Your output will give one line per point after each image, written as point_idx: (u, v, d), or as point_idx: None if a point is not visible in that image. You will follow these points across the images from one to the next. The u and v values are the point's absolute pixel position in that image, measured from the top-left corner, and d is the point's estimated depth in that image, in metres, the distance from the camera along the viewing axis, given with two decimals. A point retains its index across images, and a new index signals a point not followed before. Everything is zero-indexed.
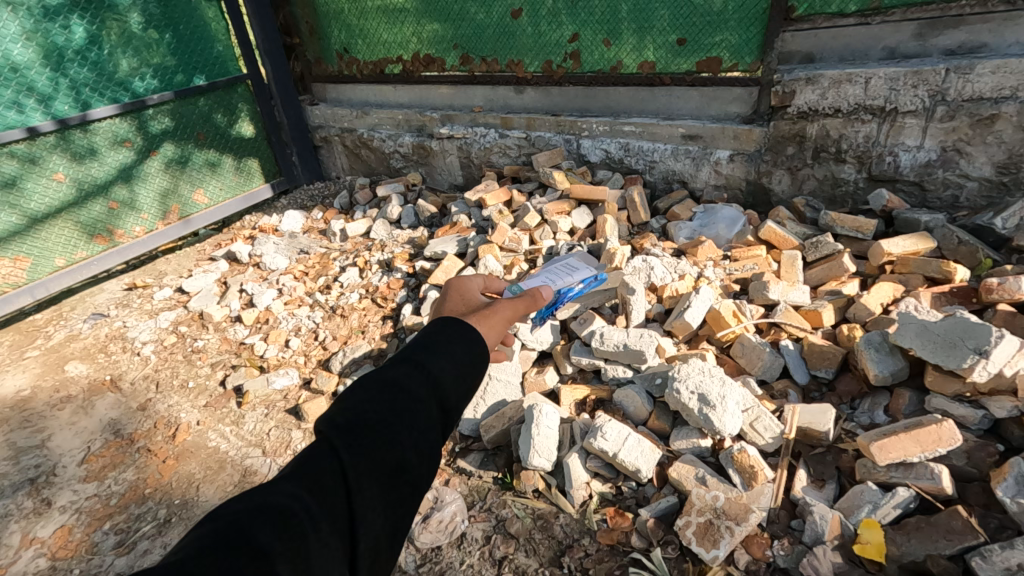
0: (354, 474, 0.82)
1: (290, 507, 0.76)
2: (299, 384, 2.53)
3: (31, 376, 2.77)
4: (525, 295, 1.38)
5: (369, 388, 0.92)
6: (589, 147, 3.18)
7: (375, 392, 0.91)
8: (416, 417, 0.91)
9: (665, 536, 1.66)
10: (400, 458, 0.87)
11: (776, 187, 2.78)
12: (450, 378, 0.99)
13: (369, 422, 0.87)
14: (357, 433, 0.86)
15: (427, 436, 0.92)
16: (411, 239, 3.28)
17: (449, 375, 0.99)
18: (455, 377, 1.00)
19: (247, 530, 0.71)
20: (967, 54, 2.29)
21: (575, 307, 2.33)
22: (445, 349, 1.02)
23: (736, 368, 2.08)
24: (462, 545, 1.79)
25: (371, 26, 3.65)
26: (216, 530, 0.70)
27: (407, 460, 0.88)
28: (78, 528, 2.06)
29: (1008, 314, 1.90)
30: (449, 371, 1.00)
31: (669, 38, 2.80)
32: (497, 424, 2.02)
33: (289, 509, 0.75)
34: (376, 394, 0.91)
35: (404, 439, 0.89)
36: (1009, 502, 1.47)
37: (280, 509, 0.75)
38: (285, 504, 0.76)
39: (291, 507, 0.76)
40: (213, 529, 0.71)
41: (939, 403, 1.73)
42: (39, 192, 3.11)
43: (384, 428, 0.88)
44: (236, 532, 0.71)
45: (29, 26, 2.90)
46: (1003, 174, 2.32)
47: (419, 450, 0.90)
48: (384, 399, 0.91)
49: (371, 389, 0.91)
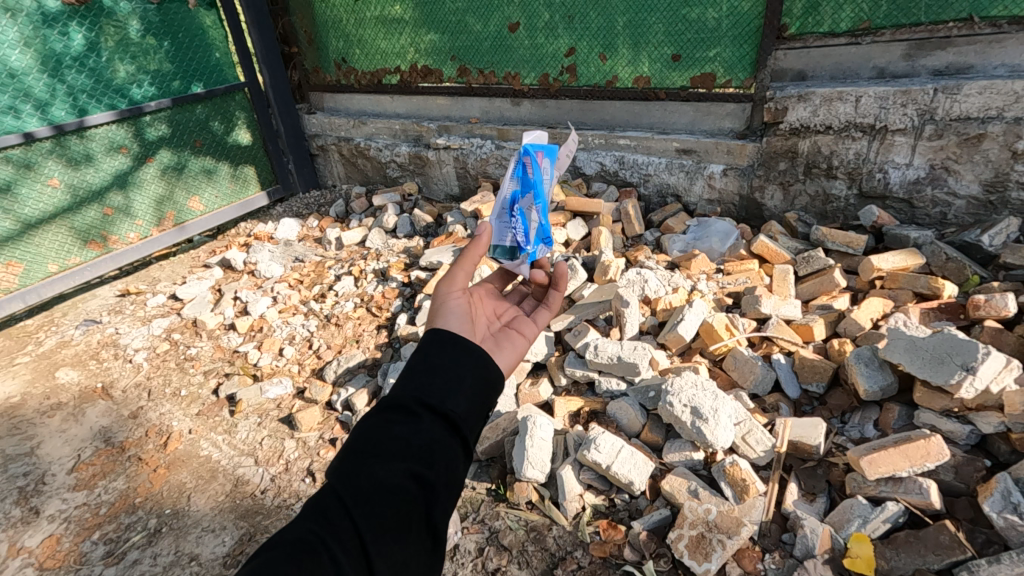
0: (356, 497, 0.84)
1: (301, 541, 0.79)
2: (293, 393, 2.53)
3: (21, 383, 2.74)
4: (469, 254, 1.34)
5: (375, 419, 0.94)
6: (585, 160, 3.21)
7: (370, 421, 0.94)
8: (413, 430, 0.93)
9: (657, 549, 1.68)
10: (406, 470, 0.88)
11: (768, 203, 2.82)
12: (438, 382, 1.00)
13: (365, 446, 0.90)
14: (357, 460, 0.88)
15: (430, 443, 0.92)
16: (407, 248, 3.29)
17: (434, 380, 1.00)
18: (444, 383, 1.00)
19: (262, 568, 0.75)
20: (955, 75, 2.34)
21: (570, 318, 2.37)
22: (429, 359, 1.04)
23: (729, 381, 2.09)
24: (455, 556, 1.79)
25: (369, 36, 3.68)
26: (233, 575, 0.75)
27: (414, 470, 0.89)
28: (67, 538, 2.04)
29: (994, 331, 1.94)
30: (435, 378, 1.01)
31: (664, 53, 2.84)
32: (491, 436, 2.03)
33: (300, 543, 0.79)
34: (371, 420, 0.94)
35: (405, 452, 0.90)
36: (995, 517, 1.49)
37: (293, 545, 0.79)
38: (300, 540, 0.80)
39: (304, 541, 0.80)
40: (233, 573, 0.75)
41: (928, 418, 1.76)
42: (33, 197, 3.10)
43: (383, 449, 0.90)
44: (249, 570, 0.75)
45: (28, 32, 2.91)
46: (991, 192, 2.36)
47: (423, 459, 0.91)
48: (378, 422, 0.94)
49: (367, 418, 0.95)
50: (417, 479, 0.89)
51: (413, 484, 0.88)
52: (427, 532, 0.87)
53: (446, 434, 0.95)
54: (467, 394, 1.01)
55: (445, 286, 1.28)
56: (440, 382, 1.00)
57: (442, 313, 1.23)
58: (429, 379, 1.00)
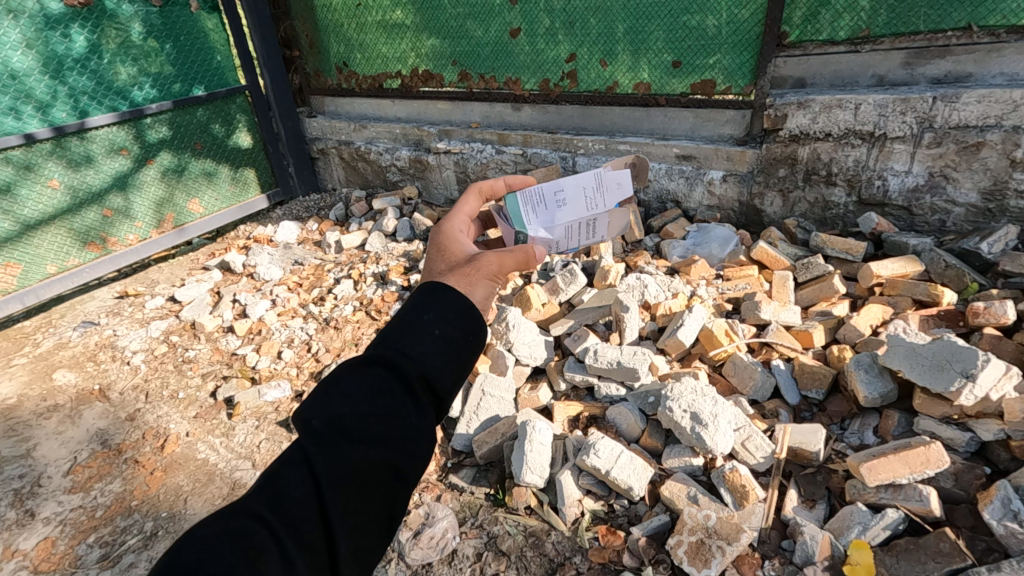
0: (327, 482, 0.83)
1: (251, 529, 0.78)
2: (291, 397, 2.51)
3: (18, 384, 2.73)
4: (517, 252, 1.35)
5: (357, 388, 0.90)
6: (585, 165, 3.19)
7: (350, 389, 0.90)
8: (399, 413, 0.91)
9: (656, 555, 1.68)
10: (383, 460, 0.88)
11: (767, 209, 2.83)
12: (437, 360, 0.97)
13: (341, 424, 0.87)
14: (335, 435, 0.87)
15: (415, 432, 0.91)
16: (406, 252, 3.29)
17: (429, 353, 0.97)
18: (440, 361, 0.98)
19: (206, 557, 0.74)
20: (954, 83, 2.35)
21: (570, 323, 2.40)
22: (434, 325, 1.01)
23: (728, 387, 2.09)
24: (453, 562, 1.78)
25: (371, 40, 3.70)
26: (174, 558, 0.73)
27: (392, 461, 0.88)
28: (62, 541, 2.03)
29: (994, 338, 1.94)
30: (429, 349, 0.97)
31: (665, 59, 2.86)
32: (490, 440, 2.01)
33: (253, 532, 0.78)
34: (357, 386, 0.91)
35: (387, 439, 0.89)
36: (996, 525, 1.48)
37: (242, 532, 0.78)
38: (249, 526, 0.79)
39: (255, 528, 0.79)
40: (177, 555, 0.74)
41: (927, 424, 1.76)
42: (32, 198, 3.09)
43: (361, 430, 0.88)
44: (195, 557, 0.74)
45: (30, 33, 2.92)
46: (989, 201, 2.37)
47: (403, 450, 0.90)
48: (365, 393, 0.90)
49: (347, 384, 0.91)
50: (391, 468, 0.88)
51: (387, 474, 0.88)
52: (387, 520, 0.89)
53: (428, 419, 0.95)
54: (457, 375, 1.00)
55: (495, 267, 1.26)
56: (437, 359, 0.97)
57: (478, 281, 1.22)
58: (427, 354, 0.97)
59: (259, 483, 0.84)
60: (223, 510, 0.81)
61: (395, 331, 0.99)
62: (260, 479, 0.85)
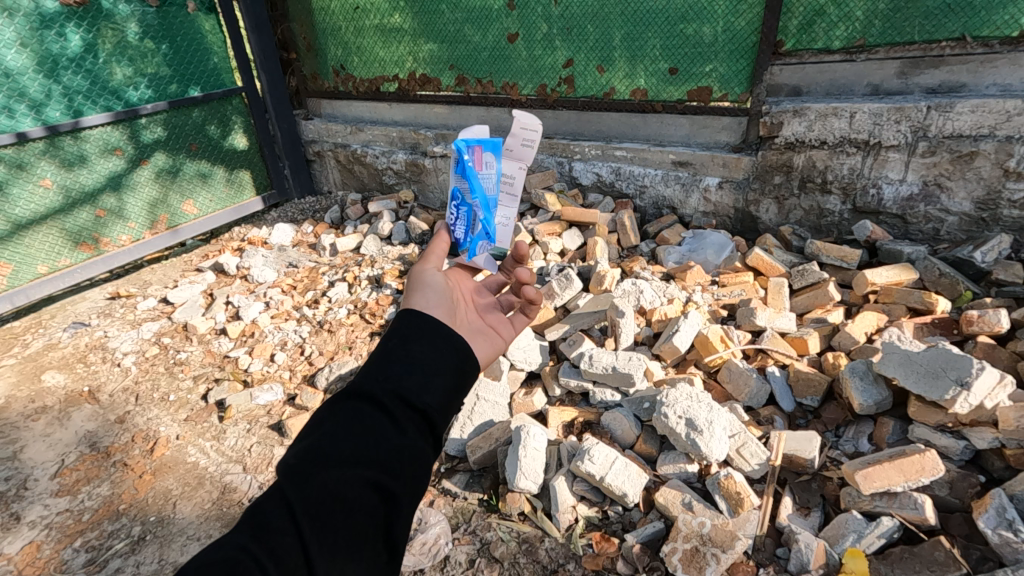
0: (307, 507, 0.80)
1: (236, 559, 0.75)
2: (283, 400, 2.49)
3: (6, 385, 2.70)
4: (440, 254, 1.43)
5: (334, 417, 0.89)
6: (581, 170, 3.22)
7: (328, 421, 0.89)
8: (379, 433, 0.88)
9: (651, 562, 1.66)
10: (367, 481, 0.84)
11: (763, 216, 2.84)
12: (410, 375, 0.94)
13: (321, 450, 0.85)
14: (313, 463, 0.83)
15: (397, 449, 0.87)
16: (402, 255, 3.25)
17: (404, 373, 0.94)
18: (417, 379, 0.94)
19: None
20: (947, 93, 2.36)
21: (565, 328, 2.39)
22: (405, 347, 0.99)
23: (724, 394, 2.08)
24: (445, 568, 1.76)
25: (368, 43, 3.70)
26: None
27: (376, 481, 0.84)
28: (48, 545, 1.99)
29: (987, 346, 1.96)
30: (403, 369, 0.95)
31: (661, 66, 2.87)
32: (483, 445, 2.00)
33: (237, 560, 0.75)
34: (331, 417, 0.89)
35: (367, 458, 0.85)
36: (991, 534, 1.48)
37: (223, 562, 0.74)
38: (232, 555, 0.75)
39: (236, 558, 0.75)
40: None
41: (922, 432, 1.75)
42: (24, 198, 3.07)
43: (339, 455, 0.85)
44: None
45: (25, 32, 2.91)
46: (982, 210, 2.38)
47: (389, 469, 0.86)
48: (339, 421, 0.88)
49: (325, 416, 0.89)
50: (377, 489, 0.85)
51: (374, 496, 0.84)
52: (383, 545, 0.84)
53: (415, 437, 0.90)
54: (441, 391, 0.96)
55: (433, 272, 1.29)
56: (415, 376, 0.94)
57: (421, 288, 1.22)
58: (402, 374, 0.94)
59: (240, 518, 0.81)
60: (207, 546, 0.78)
61: (369, 358, 0.97)
62: (241, 515, 0.82)
